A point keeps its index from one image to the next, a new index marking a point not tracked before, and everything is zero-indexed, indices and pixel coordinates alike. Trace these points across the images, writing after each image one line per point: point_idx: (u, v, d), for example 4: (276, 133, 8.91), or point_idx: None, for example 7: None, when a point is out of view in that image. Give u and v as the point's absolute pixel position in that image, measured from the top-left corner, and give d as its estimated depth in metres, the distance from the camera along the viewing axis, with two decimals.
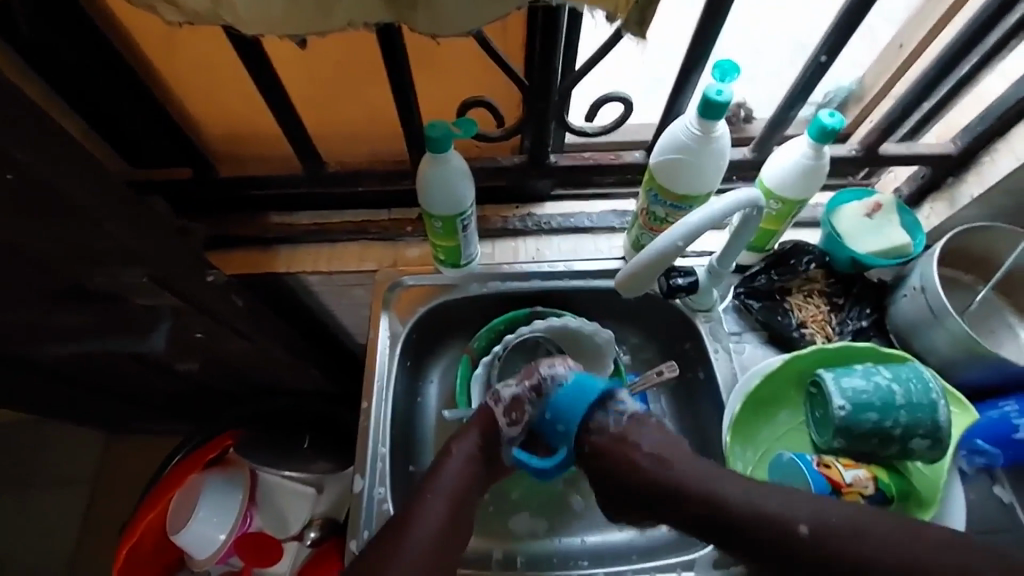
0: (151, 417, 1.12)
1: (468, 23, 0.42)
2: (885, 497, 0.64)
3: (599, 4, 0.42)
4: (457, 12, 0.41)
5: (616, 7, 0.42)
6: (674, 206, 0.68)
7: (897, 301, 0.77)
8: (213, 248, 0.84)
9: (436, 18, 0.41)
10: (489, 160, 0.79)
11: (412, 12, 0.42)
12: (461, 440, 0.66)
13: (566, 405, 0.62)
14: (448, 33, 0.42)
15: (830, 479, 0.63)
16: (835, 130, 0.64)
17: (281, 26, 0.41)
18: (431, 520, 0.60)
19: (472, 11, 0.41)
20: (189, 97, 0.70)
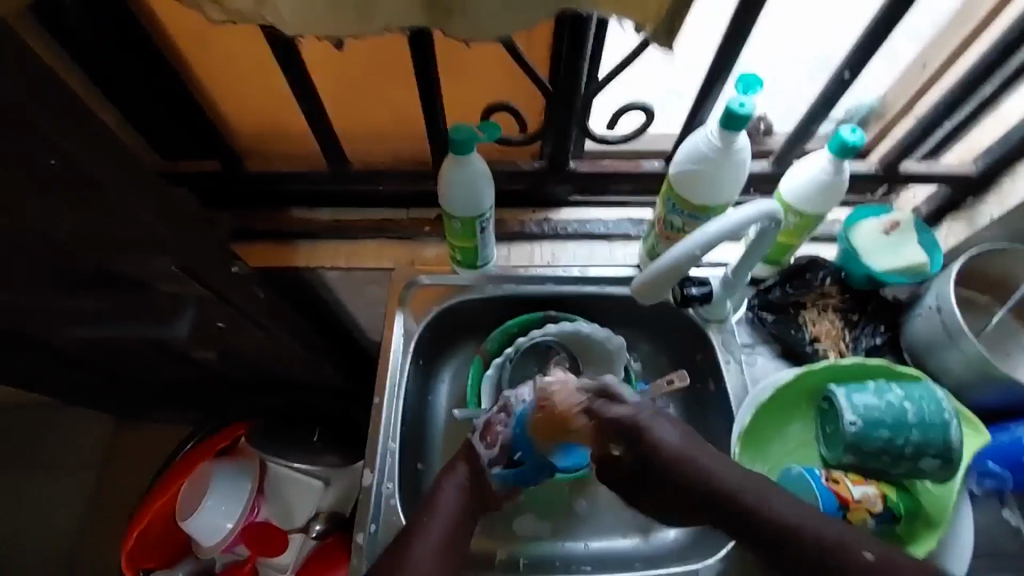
0: (164, 404, 1.13)
1: (501, 30, 0.43)
2: (894, 516, 0.64)
3: (628, 13, 0.43)
4: (490, 19, 0.42)
5: (644, 19, 0.43)
6: (692, 216, 0.68)
7: (912, 320, 0.77)
8: (234, 240, 0.86)
9: (470, 25, 0.42)
10: (510, 164, 0.80)
11: (447, 19, 0.42)
12: (456, 469, 0.66)
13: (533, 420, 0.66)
14: (480, 39, 0.43)
15: (838, 496, 0.63)
16: (856, 146, 0.65)
17: (319, 28, 0.42)
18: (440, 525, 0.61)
19: (503, 17, 0.42)
20: (220, 91, 0.72)
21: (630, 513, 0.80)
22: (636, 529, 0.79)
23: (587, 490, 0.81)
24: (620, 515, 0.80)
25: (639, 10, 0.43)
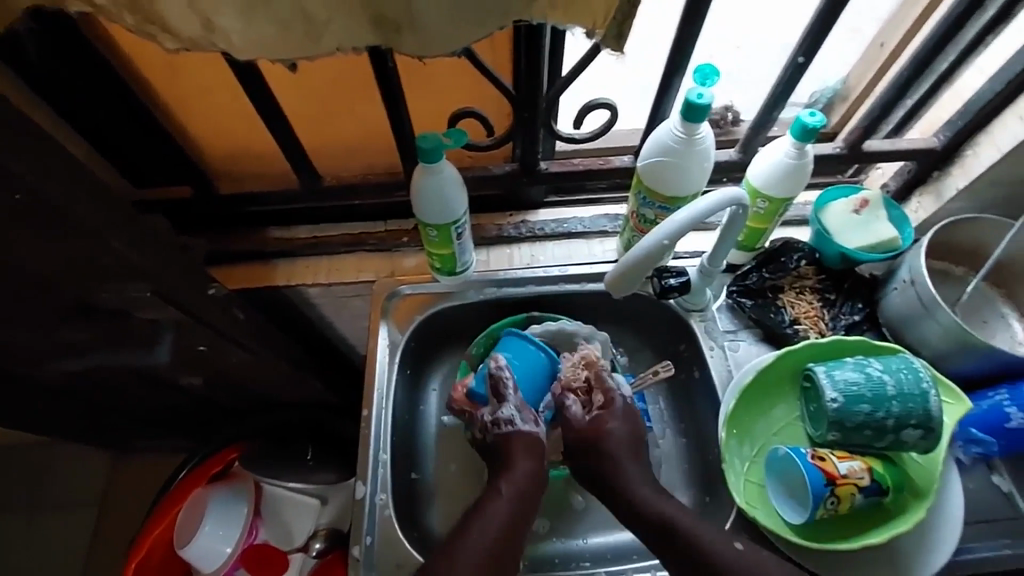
0: (156, 434, 1.13)
1: (452, 44, 0.43)
2: (880, 488, 0.64)
3: (576, 20, 0.43)
4: (442, 34, 0.42)
5: (594, 23, 0.43)
6: (663, 207, 0.69)
7: (888, 295, 0.78)
8: (211, 264, 0.86)
9: (422, 41, 0.43)
10: (481, 170, 0.80)
11: (399, 36, 0.43)
12: (511, 473, 0.68)
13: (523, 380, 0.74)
14: (433, 53, 0.44)
15: (824, 471, 0.63)
16: (816, 128, 0.66)
17: (272, 50, 0.42)
18: (495, 517, 0.65)
19: (455, 31, 0.42)
20: (188, 115, 0.72)
21: None
22: None
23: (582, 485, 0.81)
24: None
25: (587, 15, 0.43)
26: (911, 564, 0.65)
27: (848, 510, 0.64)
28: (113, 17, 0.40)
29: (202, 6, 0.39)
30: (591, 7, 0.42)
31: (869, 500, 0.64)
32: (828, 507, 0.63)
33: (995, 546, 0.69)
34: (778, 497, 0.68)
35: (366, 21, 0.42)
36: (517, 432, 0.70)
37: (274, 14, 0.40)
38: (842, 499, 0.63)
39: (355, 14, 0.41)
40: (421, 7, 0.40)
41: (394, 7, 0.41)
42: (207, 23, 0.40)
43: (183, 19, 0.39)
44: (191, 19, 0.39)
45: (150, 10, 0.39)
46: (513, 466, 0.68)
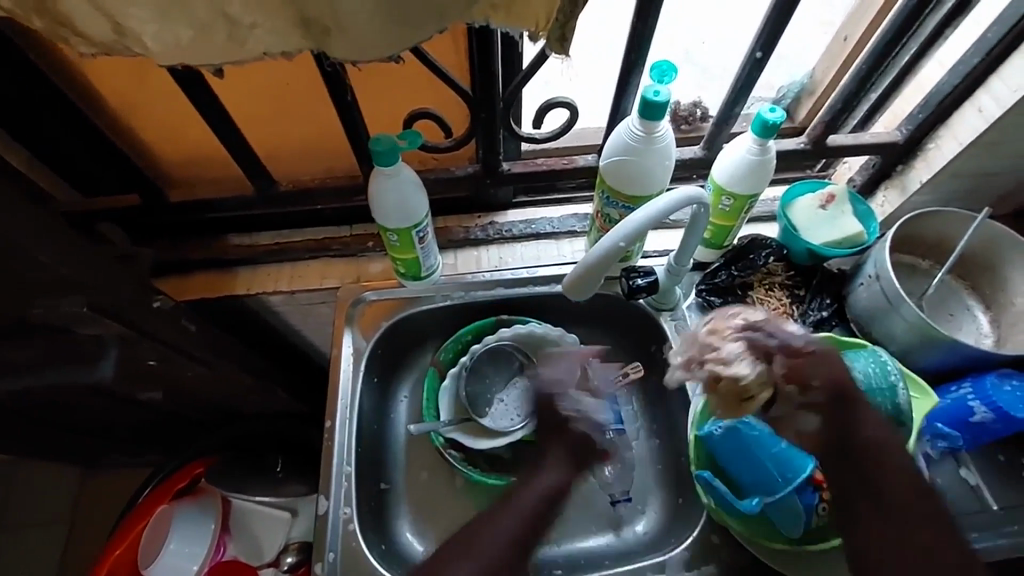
0: (124, 449, 1.10)
1: (387, 49, 0.41)
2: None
3: (517, 24, 0.41)
4: (375, 38, 0.40)
5: (536, 26, 0.41)
6: (626, 206, 0.68)
7: (854, 291, 0.78)
8: (159, 276, 0.83)
9: (355, 46, 0.41)
10: (442, 172, 0.78)
11: (330, 40, 0.41)
12: (547, 467, 0.62)
13: (745, 440, 0.62)
14: (367, 58, 0.42)
15: (810, 479, 0.61)
16: (777, 124, 0.65)
17: (193, 55, 0.40)
18: (524, 507, 0.59)
19: (387, 38, 0.40)
20: (135, 121, 0.70)
21: (600, 513, 0.79)
22: (607, 525, 0.79)
23: None
24: (588, 511, 0.80)
25: (529, 18, 0.41)
26: None
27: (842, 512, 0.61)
28: (22, 19, 0.38)
29: (111, 8, 0.37)
30: (531, 10, 0.40)
31: None
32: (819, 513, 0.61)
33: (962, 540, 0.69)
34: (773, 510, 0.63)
35: (294, 26, 0.40)
36: (561, 405, 0.64)
37: (192, 20, 0.38)
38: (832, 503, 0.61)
39: (280, 18, 0.39)
40: (350, 10, 0.38)
41: (320, 10, 0.39)
42: (118, 25, 0.38)
43: (94, 22, 0.38)
44: (102, 23, 0.38)
45: (60, 13, 0.38)
46: (551, 461, 0.62)
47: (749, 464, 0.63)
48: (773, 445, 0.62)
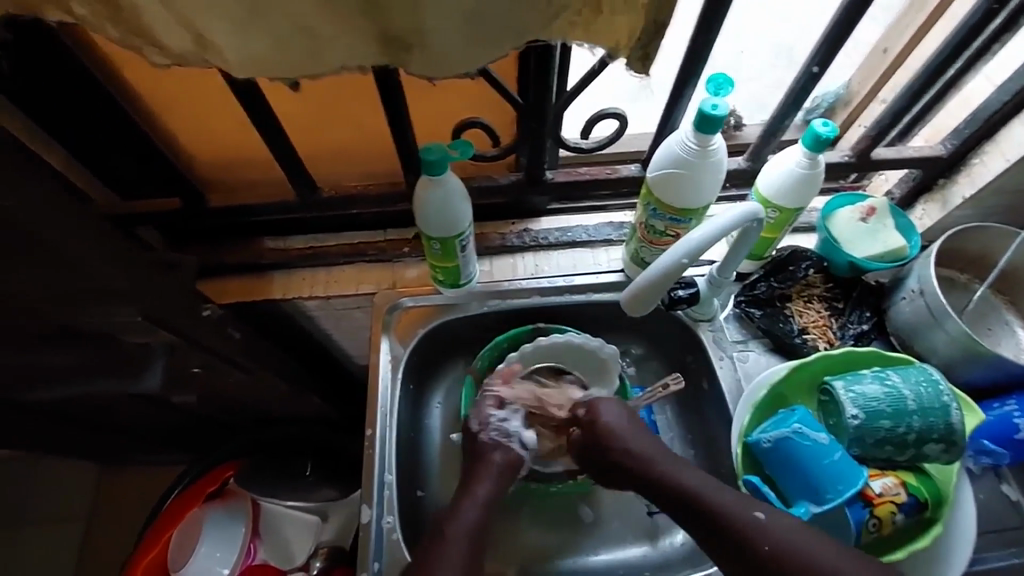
0: (151, 449, 1.09)
1: (466, 65, 0.41)
2: (918, 502, 0.62)
3: (597, 40, 0.42)
4: (456, 55, 0.40)
5: (618, 43, 0.42)
6: (674, 219, 0.68)
7: (895, 304, 0.77)
8: (204, 277, 0.83)
9: (433, 62, 0.41)
10: (484, 180, 0.78)
11: (408, 55, 0.41)
12: (482, 481, 0.68)
13: (801, 450, 0.61)
14: (443, 73, 0.42)
15: (861, 494, 0.61)
16: (829, 139, 0.64)
17: (271, 67, 0.40)
18: (469, 517, 0.64)
19: (467, 54, 0.40)
20: (179, 126, 0.69)
21: (637, 523, 0.79)
22: (644, 536, 0.79)
23: (592, 497, 0.80)
24: (626, 522, 0.79)
25: (610, 35, 0.41)
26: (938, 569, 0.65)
27: (890, 530, 0.62)
28: (103, 30, 0.38)
29: (197, 21, 0.37)
30: (613, 28, 0.41)
31: (908, 518, 0.62)
32: (869, 529, 0.61)
33: (1005, 556, 0.69)
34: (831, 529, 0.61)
35: (372, 42, 0.40)
36: (486, 440, 0.71)
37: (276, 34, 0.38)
38: (883, 520, 0.61)
39: (362, 35, 0.40)
40: (434, 27, 0.38)
41: (403, 26, 0.39)
42: (202, 39, 0.38)
43: (178, 35, 0.38)
44: (186, 36, 0.38)
45: (143, 26, 0.38)
46: (479, 479, 0.68)
47: (806, 475, 0.61)
48: (830, 454, 0.60)
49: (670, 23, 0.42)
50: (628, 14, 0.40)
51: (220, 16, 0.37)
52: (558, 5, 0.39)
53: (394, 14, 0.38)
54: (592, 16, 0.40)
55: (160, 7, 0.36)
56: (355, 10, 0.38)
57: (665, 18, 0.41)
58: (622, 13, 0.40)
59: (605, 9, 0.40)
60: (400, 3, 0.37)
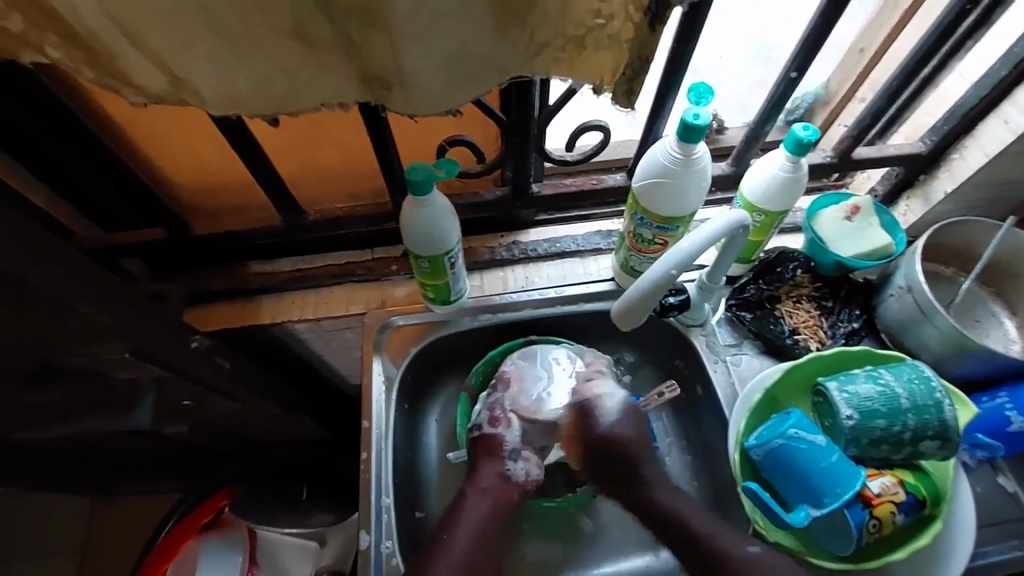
0: (141, 480, 1.07)
1: (446, 103, 0.41)
2: (916, 501, 0.62)
3: (582, 77, 0.43)
4: (436, 96, 0.40)
5: (602, 80, 0.43)
6: (660, 227, 0.68)
7: (884, 301, 0.78)
8: (191, 305, 0.82)
9: (414, 101, 0.40)
10: (470, 196, 0.78)
11: (388, 94, 0.40)
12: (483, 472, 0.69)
13: (796, 459, 0.61)
14: (424, 111, 0.41)
15: (859, 495, 0.61)
16: (811, 142, 0.65)
17: (248, 104, 0.40)
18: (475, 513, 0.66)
19: (447, 95, 0.40)
20: (159, 153, 0.68)
21: (638, 532, 0.79)
22: (646, 546, 0.78)
23: (592, 507, 0.80)
24: (627, 533, 0.79)
25: (594, 71, 0.43)
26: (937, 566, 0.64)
27: (890, 530, 0.62)
28: (72, 70, 0.38)
29: (168, 61, 0.36)
30: (597, 65, 0.42)
31: (908, 517, 0.62)
32: (870, 531, 0.61)
33: (1006, 549, 0.69)
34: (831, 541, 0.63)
35: (352, 79, 0.41)
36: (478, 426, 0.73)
37: (253, 75, 0.38)
38: (882, 521, 0.61)
39: (341, 72, 0.40)
40: (414, 69, 0.37)
41: (382, 66, 0.38)
42: (175, 78, 0.38)
43: (151, 75, 0.38)
44: (157, 75, 0.38)
45: (116, 69, 0.37)
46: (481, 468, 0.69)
47: (800, 482, 0.61)
48: (826, 457, 0.60)
49: (653, 58, 0.45)
50: (611, 49, 0.41)
51: (195, 56, 0.36)
52: (541, 44, 0.40)
53: (373, 55, 0.38)
54: (576, 52, 0.41)
55: (131, 49, 0.36)
56: (334, 49, 0.38)
57: (649, 53, 0.44)
58: (607, 50, 0.41)
59: (589, 45, 0.41)
60: (380, 45, 0.37)
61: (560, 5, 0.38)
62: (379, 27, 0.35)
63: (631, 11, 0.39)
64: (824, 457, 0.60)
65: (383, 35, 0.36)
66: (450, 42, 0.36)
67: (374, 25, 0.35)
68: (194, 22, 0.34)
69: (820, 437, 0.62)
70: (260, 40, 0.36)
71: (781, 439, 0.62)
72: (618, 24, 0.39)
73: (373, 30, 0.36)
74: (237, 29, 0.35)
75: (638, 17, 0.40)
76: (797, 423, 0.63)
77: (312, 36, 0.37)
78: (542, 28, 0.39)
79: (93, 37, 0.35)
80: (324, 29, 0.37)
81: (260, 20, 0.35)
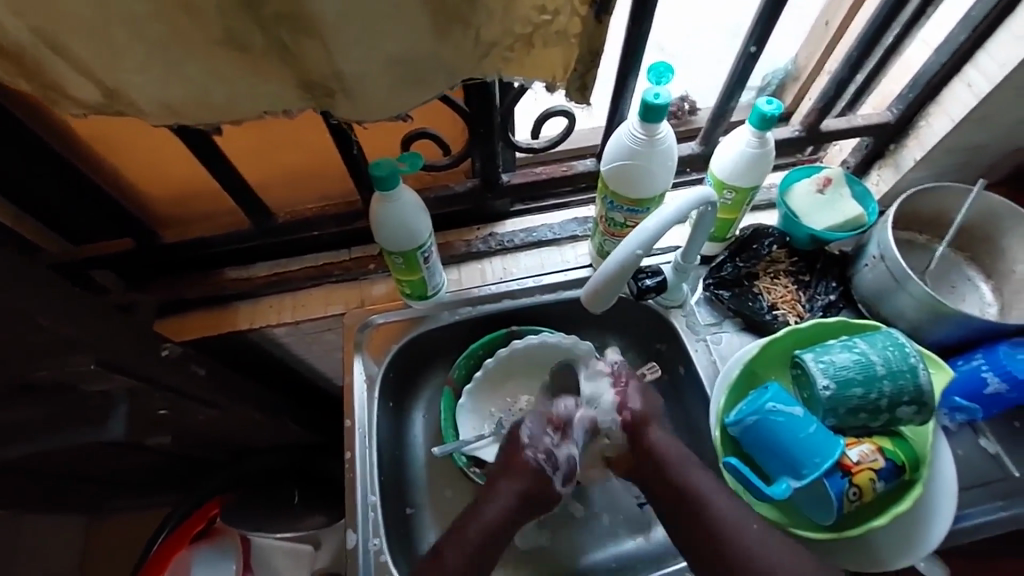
0: (132, 495, 1.06)
1: (394, 108, 0.41)
2: (896, 466, 0.62)
3: (534, 74, 0.43)
4: (383, 100, 0.40)
5: (553, 77, 0.43)
6: (630, 209, 0.68)
7: (859, 272, 0.78)
8: (163, 316, 0.81)
9: (359, 105, 0.40)
10: (440, 189, 0.77)
11: (332, 100, 0.40)
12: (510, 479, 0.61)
13: (775, 432, 0.61)
14: (371, 116, 0.41)
15: (838, 464, 0.61)
16: (774, 116, 0.65)
17: (189, 113, 0.40)
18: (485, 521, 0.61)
19: (393, 100, 0.40)
20: (122, 164, 0.67)
21: (628, 515, 0.79)
22: (636, 530, 0.79)
23: (581, 493, 0.80)
24: (617, 518, 0.79)
25: (546, 69, 0.43)
26: (925, 531, 0.65)
27: (871, 497, 0.62)
28: (8, 83, 0.37)
29: (99, 72, 0.36)
30: (549, 60, 0.42)
31: (889, 483, 0.63)
32: (851, 498, 0.61)
33: (989, 511, 0.70)
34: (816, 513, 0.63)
35: (294, 88, 0.40)
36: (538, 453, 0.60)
37: (186, 84, 0.37)
38: (862, 487, 0.61)
39: (283, 81, 0.39)
40: (352, 73, 0.37)
41: (323, 74, 0.38)
42: (109, 90, 0.37)
43: (86, 88, 0.37)
44: (92, 88, 0.37)
45: (50, 81, 0.37)
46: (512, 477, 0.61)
47: (778, 454, 0.61)
48: (804, 428, 0.61)
49: (604, 52, 0.44)
50: (560, 45, 0.41)
51: (125, 66, 0.36)
52: (488, 44, 0.40)
53: (309, 61, 0.37)
54: (525, 50, 0.41)
55: (59, 61, 0.35)
56: (270, 58, 0.38)
57: (599, 47, 0.43)
58: (555, 45, 0.41)
59: (537, 43, 0.40)
60: (314, 51, 0.36)
61: (503, 4, 0.37)
62: (310, 32, 0.35)
63: (577, 5, 0.39)
64: (802, 428, 0.61)
65: (317, 41, 0.35)
66: (388, 47, 0.36)
67: (307, 32, 0.35)
68: (116, 32, 0.34)
69: (800, 409, 0.62)
70: (188, 50, 0.36)
71: (757, 414, 0.62)
72: (564, 19, 0.39)
73: (305, 36, 0.35)
74: (163, 39, 0.35)
75: (583, 10, 0.40)
76: (774, 396, 0.63)
77: (245, 45, 0.36)
78: (486, 26, 0.38)
79: (21, 50, 0.35)
80: (255, 37, 0.36)
81: (188, 29, 0.35)
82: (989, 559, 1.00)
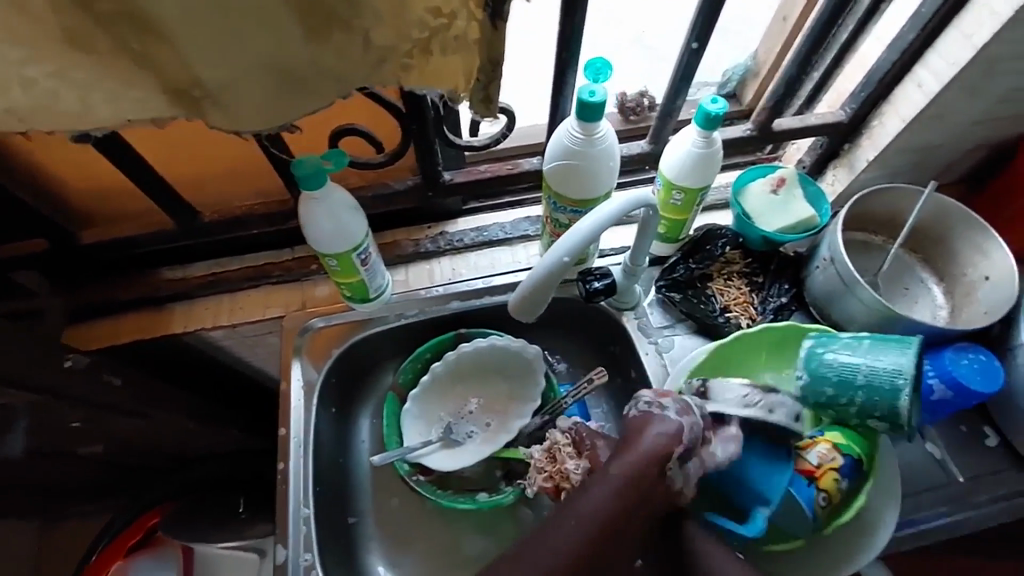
0: (69, 506, 1.01)
1: (275, 118, 0.40)
2: (854, 460, 0.63)
3: (437, 84, 0.42)
4: (257, 110, 0.39)
5: (455, 86, 0.43)
6: (575, 211, 0.65)
7: (812, 274, 0.77)
8: (74, 321, 0.76)
9: (233, 115, 0.39)
10: (380, 188, 0.74)
11: (201, 109, 0.39)
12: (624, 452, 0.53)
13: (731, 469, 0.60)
14: (250, 126, 0.40)
15: (800, 472, 0.62)
16: (719, 115, 0.63)
17: (38, 120, 0.38)
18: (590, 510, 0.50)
19: (269, 110, 0.39)
20: (27, 162, 0.62)
21: None
22: None
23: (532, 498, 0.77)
24: None
25: (446, 80, 0.42)
26: (887, 514, 0.64)
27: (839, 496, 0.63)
28: None
29: None
30: (450, 69, 0.42)
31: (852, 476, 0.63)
32: (821, 504, 0.62)
33: (932, 516, 0.71)
34: (790, 522, 0.62)
35: (159, 94, 0.38)
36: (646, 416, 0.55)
37: (30, 86, 0.35)
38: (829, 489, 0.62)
39: (146, 86, 0.38)
40: (217, 82, 0.36)
41: (183, 80, 0.37)
42: None
43: None
44: None
45: None
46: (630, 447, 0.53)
47: (741, 487, 0.61)
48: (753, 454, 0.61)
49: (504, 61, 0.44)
50: (460, 50, 0.41)
51: None
52: (382, 50, 0.38)
53: (165, 65, 0.36)
54: (423, 58, 0.40)
55: None
56: (125, 58, 0.36)
57: (497, 56, 0.43)
58: (455, 53, 0.41)
59: (435, 50, 0.40)
60: (167, 55, 0.35)
61: (392, 8, 0.36)
62: (157, 36, 0.34)
63: (473, 9, 0.39)
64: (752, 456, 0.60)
65: (166, 43, 0.35)
66: (249, 53, 0.35)
67: (154, 34, 0.34)
68: None
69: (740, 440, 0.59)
70: (27, 50, 0.34)
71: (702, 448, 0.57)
72: (462, 23, 0.39)
73: (153, 37, 0.34)
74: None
75: (480, 15, 0.40)
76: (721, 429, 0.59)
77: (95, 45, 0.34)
78: (375, 29, 0.37)
79: None
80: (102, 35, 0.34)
81: (21, 29, 0.33)
82: (938, 555, 1.02)
